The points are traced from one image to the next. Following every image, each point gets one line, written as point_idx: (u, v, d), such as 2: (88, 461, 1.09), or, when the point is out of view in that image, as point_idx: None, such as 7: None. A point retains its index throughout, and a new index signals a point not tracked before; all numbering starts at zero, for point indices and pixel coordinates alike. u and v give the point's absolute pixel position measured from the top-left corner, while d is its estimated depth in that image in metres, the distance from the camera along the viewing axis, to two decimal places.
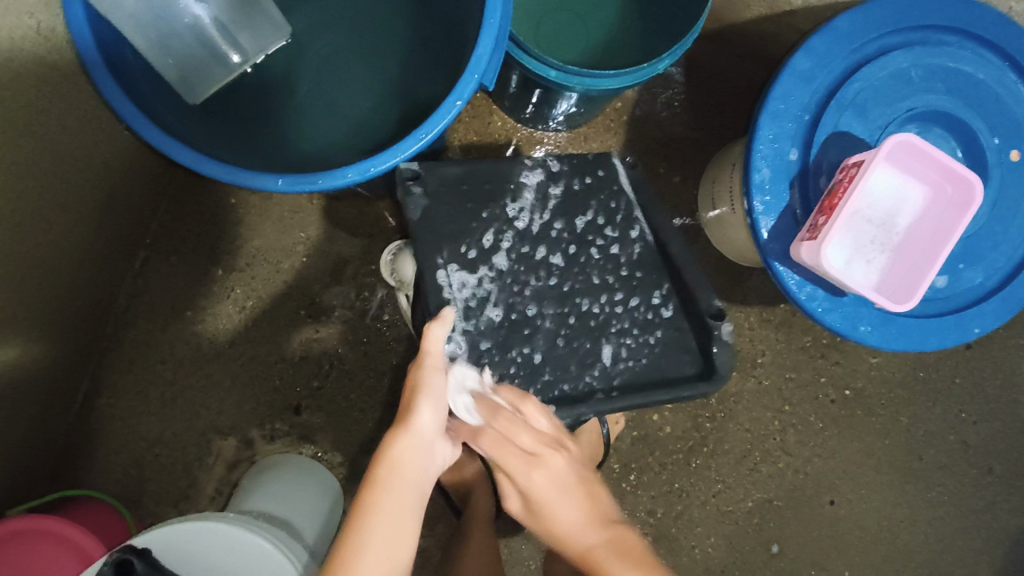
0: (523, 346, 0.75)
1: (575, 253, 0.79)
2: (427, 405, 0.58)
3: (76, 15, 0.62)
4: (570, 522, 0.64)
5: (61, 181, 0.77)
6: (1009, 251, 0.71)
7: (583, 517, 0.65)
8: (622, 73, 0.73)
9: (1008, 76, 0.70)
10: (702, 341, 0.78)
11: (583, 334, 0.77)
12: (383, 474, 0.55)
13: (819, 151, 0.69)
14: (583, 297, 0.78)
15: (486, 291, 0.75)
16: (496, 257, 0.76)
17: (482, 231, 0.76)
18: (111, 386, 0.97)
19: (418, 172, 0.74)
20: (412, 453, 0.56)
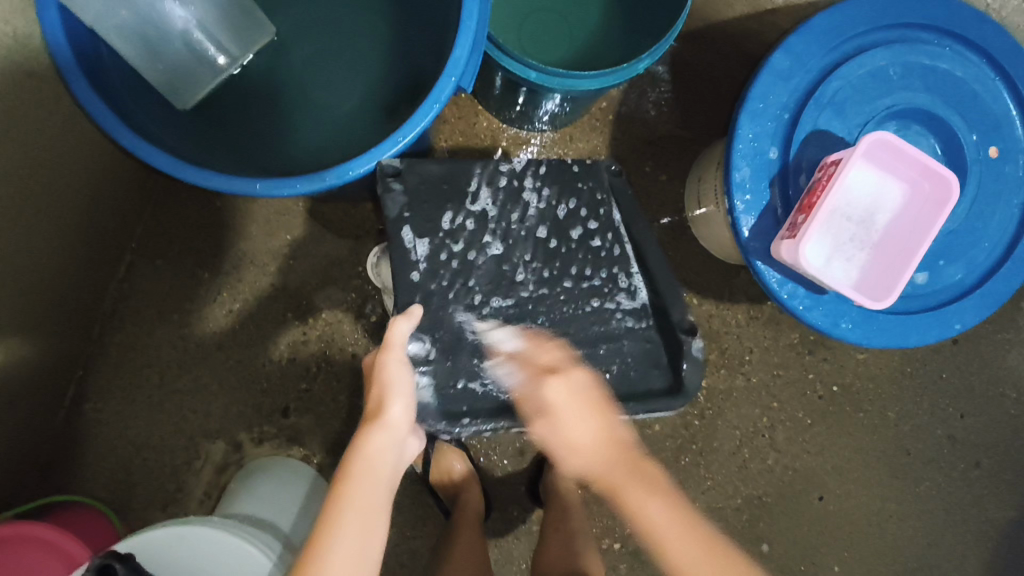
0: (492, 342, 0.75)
1: (556, 248, 0.79)
2: (396, 400, 0.65)
3: (51, 21, 0.62)
4: (594, 442, 0.71)
5: (42, 187, 0.77)
6: (989, 247, 0.72)
7: (606, 445, 0.70)
8: (602, 73, 0.73)
9: (986, 74, 0.70)
10: (672, 357, 0.77)
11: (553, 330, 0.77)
12: (359, 460, 0.62)
13: (798, 150, 0.69)
14: (556, 292, 0.78)
15: (461, 282, 0.76)
16: (474, 249, 0.77)
17: (462, 222, 0.77)
18: (98, 391, 0.97)
19: (399, 169, 0.74)
20: (383, 446, 0.63)
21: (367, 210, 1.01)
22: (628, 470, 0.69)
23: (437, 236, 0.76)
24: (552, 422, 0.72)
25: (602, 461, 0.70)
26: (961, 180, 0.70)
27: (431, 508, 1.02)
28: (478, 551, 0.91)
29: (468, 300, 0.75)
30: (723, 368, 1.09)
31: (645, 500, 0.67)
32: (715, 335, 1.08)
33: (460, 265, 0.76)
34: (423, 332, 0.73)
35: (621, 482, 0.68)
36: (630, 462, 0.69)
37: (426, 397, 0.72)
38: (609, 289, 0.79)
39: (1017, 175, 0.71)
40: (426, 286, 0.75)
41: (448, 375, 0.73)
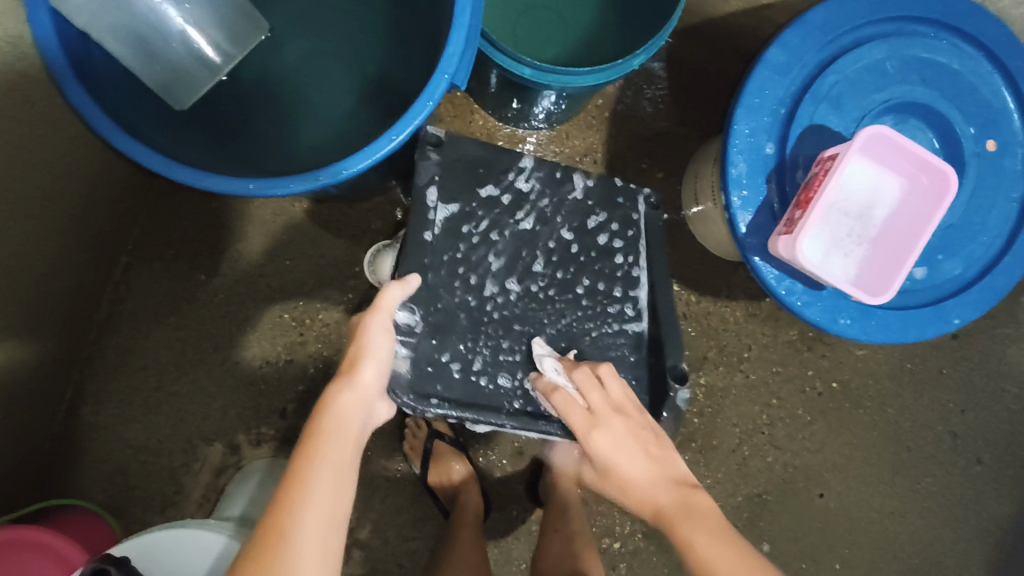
0: (487, 329, 0.74)
1: (575, 253, 0.78)
2: (370, 364, 0.58)
3: (41, 20, 0.61)
4: (645, 484, 0.60)
5: (34, 189, 0.76)
6: (988, 241, 0.71)
7: (655, 487, 0.60)
8: (597, 69, 0.72)
9: (984, 66, 0.70)
10: (655, 401, 0.76)
11: (551, 333, 0.76)
12: (327, 425, 0.53)
13: (795, 145, 0.69)
14: (562, 299, 0.77)
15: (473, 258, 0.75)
16: (494, 232, 0.76)
17: (491, 200, 0.76)
18: (95, 395, 0.96)
19: (442, 140, 0.75)
20: (354, 408, 0.55)
21: (363, 210, 1.01)
22: (683, 509, 0.58)
23: (460, 209, 0.75)
24: (611, 466, 0.62)
25: (655, 500, 0.60)
26: (959, 174, 0.70)
27: (430, 509, 1.02)
28: (477, 551, 0.90)
29: (479, 278, 0.75)
30: (722, 366, 1.08)
31: (707, 542, 0.55)
32: (714, 332, 1.08)
33: (479, 241, 0.75)
34: (414, 294, 0.71)
35: (673, 524, 0.58)
36: (681, 508, 0.58)
37: (398, 367, 0.69)
38: (613, 316, 0.78)
39: (1015, 169, 0.71)
40: (429, 253, 0.73)
41: (429, 347, 0.71)
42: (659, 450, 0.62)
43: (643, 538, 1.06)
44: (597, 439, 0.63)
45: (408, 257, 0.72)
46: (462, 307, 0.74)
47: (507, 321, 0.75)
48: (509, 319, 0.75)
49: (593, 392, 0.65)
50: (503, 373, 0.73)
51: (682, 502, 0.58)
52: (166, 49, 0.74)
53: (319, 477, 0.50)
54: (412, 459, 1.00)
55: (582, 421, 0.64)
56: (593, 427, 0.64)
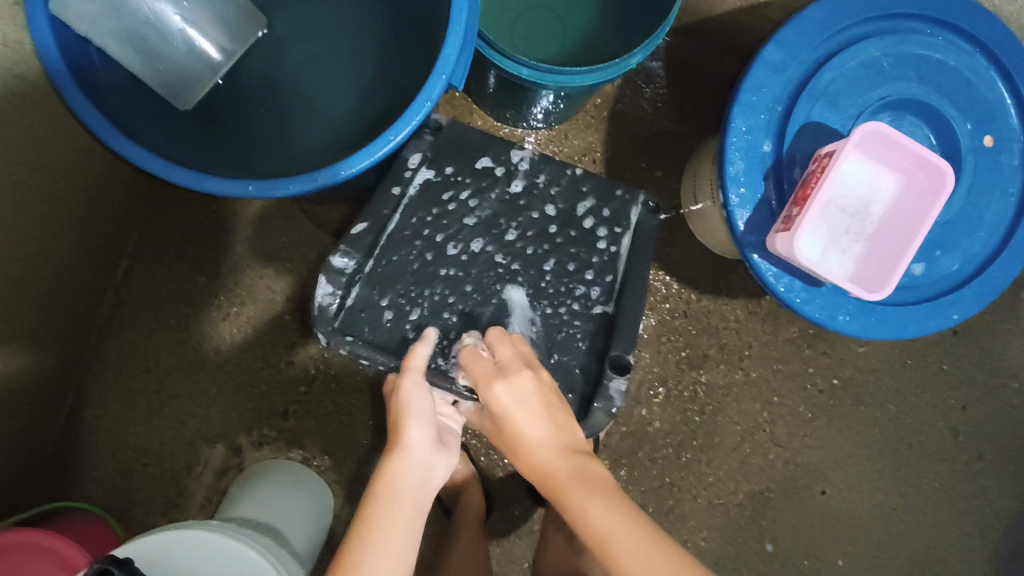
0: (437, 293, 0.75)
1: (550, 235, 0.78)
2: (412, 423, 0.59)
3: (41, 28, 0.62)
4: (539, 442, 0.61)
5: (35, 194, 0.77)
6: (985, 236, 0.72)
7: (549, 446, 0.61)
8: (595, 69, 0.73)
9: (979, 62, 0.70)
10: (590, 389, 0.73)
11: (498, 307, 0.75)
12: (382, 501, 0.54)
13: (792, 142, 0.69)
14: (521, 281, 0.76)
15: (438, 219, 0.76)
16: (468, 203, 0.77)
17: (475, 173, 0.78)
18: (97, 398, 0.97)
19: (440, 124, 0.78)
20: (405, 468, 0.56)
21: (363, 211, 1.01)
22: (571, 472, 0.60)
23: (445, 173, 0.77)
24: (505, 421, 0.62)
25: (546, 456, 0.61)
26: (956, 170, 0.70)
27: (433, 509, 1.02)
28: (480, 550, 0.90)
29: (444, 238, 0.76)
30: (722, 364, 1.08)
31: (595, 505, 0.57)
32: (713, 330, 1.08)
33: (453, 206, 0.77)
34: (371, 235, 0.74)
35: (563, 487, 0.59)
36: (571, 469, 0.60)
37: (345, 303, 0.72)
38: (571, 299, 0.76)
39: (1013, 164, 0.71)
40: (398, 205, 0.75)
41: (369, 290, 0.73)
42: (553, 409, 0.63)
43: None
44: (499, 393, 0.62)
45: (375, 202, 0.75)
46: (418, 260, 0.75)
47: (458, 288, 0.75)
48: (459, 285, 0.75)
49: (501, 347, 0.66)
50: (439, 336, 0.73)
51: (579, 467, 0.60)
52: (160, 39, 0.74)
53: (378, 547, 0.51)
54: None
55: (483, 373, 0.64)
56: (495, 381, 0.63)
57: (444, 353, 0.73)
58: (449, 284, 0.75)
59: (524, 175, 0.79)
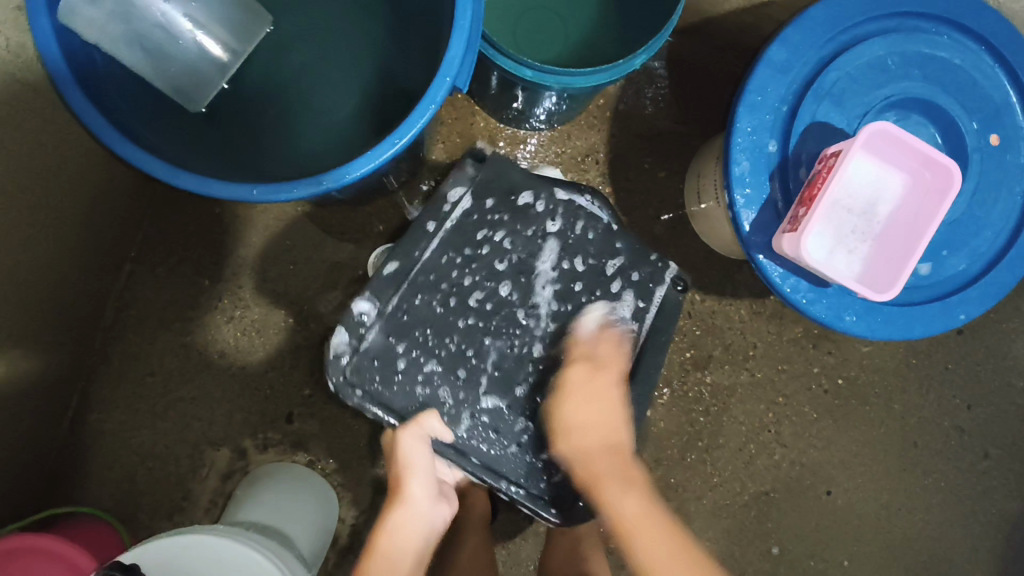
0: (457, 347, 0.73)
1: (578, 298, 0.76)
2: (414, 479, 0.69)
3: (44, 31, 0.62)
4: (582, 422, 0.70)
5: (39, 197, 0.77)
6: (992, 235, 0.71)
7: (595, 427, 0.70)
8: (599, 70, 0.73)
9: (985, 61, 0.70)
10: None
11: (516, 372, 0.74)
12: (389, 538, 0.67)
13: (798, 142, 0.69)
14: (538, 348, 0.75)
15: (470, 266, 0.75)
16: (502, 255, 0.76)
17: (513, 218, 0.76)
18: (102, 401, 0.97)
19: (485, 156, 0.77)
20: (405, 526, 0.68)
21: (366, 214, 1.01)
22: (613, 467, 0.69)
23: (486, 208, 0.76)
24: (564, 397, 0.72)
25: (590, 444, 0.70)
26: (963, 168, 0.70)
27: None
28: (486, 552, 0.90)
29: (472, 287, 0.75)
30: (727, 364, 1.08)
31: (624, 495, 0.67)
32: (717, 331, 1.08)
33: (485, 252, 0.75)
34: (397, 274, 0.73)
35: (601, 475, 0.68)
36: (612, 453, 0.70)
37: (362, 342, 0.72)
38: None
39: (1019, 162, 0.71)
40: (430, 244, 0.74)
41: (386, 336, 0.72)
42: (614, 403, 0.71)
43: None
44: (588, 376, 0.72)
45: (409, 234, 0.74)
46: (443, 307, 0.74)
47: (478, 344, 0.74)
48: (481, 339, 0.74)
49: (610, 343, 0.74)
50: (451, 394, 0.73)
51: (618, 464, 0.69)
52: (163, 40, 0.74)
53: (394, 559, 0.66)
54: None
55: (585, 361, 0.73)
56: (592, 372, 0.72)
57: (451, 410, 0.73)
58: (472, 338, 0.74)
59: (564, 231, 0.77)
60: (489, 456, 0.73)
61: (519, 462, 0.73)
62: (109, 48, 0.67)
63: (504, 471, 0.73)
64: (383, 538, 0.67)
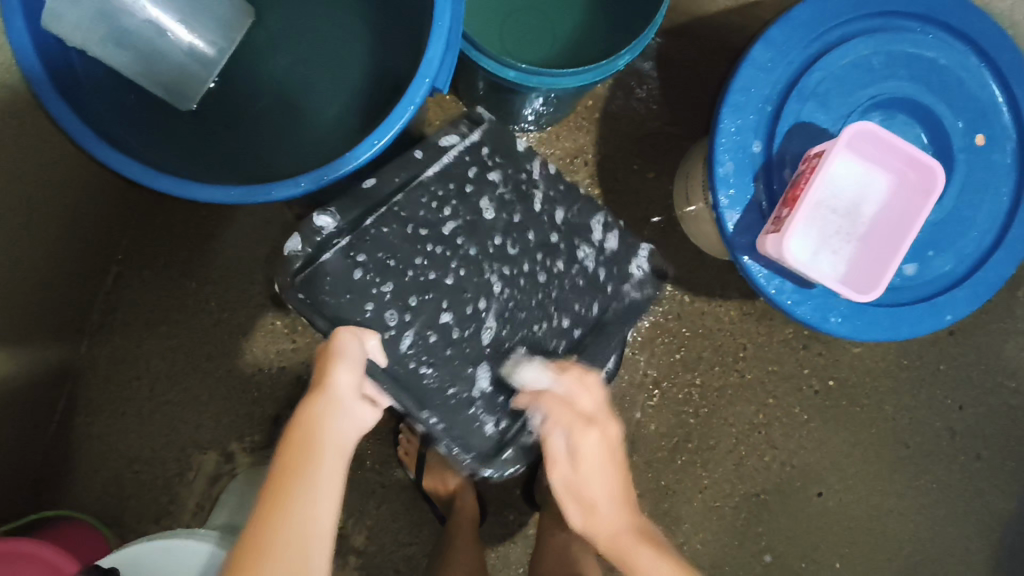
0: (417, 277, 0.73)
1: (546, 248, 0.77)
2: (343, 368, 0.62)
3: (20, 33, 0.61)
4: (607, 502, 0.69)
5: (22, 202, 0.76)
6: (978, 236, 0.71)
7: (619, 501, 0.69)
8: (582, 71, 0.72)
9: (970, 60, 0.70)
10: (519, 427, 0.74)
11: (471, 310, 0.74)
12: (312, 439, 0.58)
13: (782, 142, 0.68)
14: (497, 292, 0.75)
15: (450, 202, 0.74)
16: (486, 197, 0.76)
17: (497, 167, 0.77)
18: (88, 404, 0.96)
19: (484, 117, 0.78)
20: (328, 416, 0.59)
21: None
22: (638, 531, 0.68)
23: (481, 153, 0.76)
24: (580, 476, 0.68)
25: (612, 524, 0.68)
26: (948, 170, 0.69)
27: (426, 515, 1.01)
28: (473, 556, 0.90)
29: (448, 218, 0.74)
30: (717, 366, 1.08)
31: (656, 566, 0.66)
32: (706, 333, 1.07)
33: (466, 191, 0.75)
34: (374, 194, 0.72)
35: (629, 549, 0.67)
36: (629, 530, 0.68)
37: (321, 257, 0.69)
38: (537, 321, 0.76)
39: (1005, 163, 0.70)
40: (420, 173, 0.74)
41: (344, 255, 0.70)
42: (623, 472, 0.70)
43: None
44: (589, 444, 0.68)
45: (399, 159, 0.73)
46: (415, 231, 0.73)
47: (440, 277, 0.73)
48: (444, 271, 0.73)
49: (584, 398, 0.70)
50: (402, 319, 0.71)
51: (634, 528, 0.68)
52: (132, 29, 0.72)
53: (313, 479, 0.56)
54: (406, 464, 0.99)
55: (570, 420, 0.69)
56: (588, 431, 0.69)
57: (394, 331, 0.71)
58: (436, 271, 0.73)
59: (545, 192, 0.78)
60: (420, 386, 0.72)
61: (447, 401, 0.72)
62: (68, 35, 0.65)
63: (430, 410, 0.72)
64: (302, 434, 0.58)
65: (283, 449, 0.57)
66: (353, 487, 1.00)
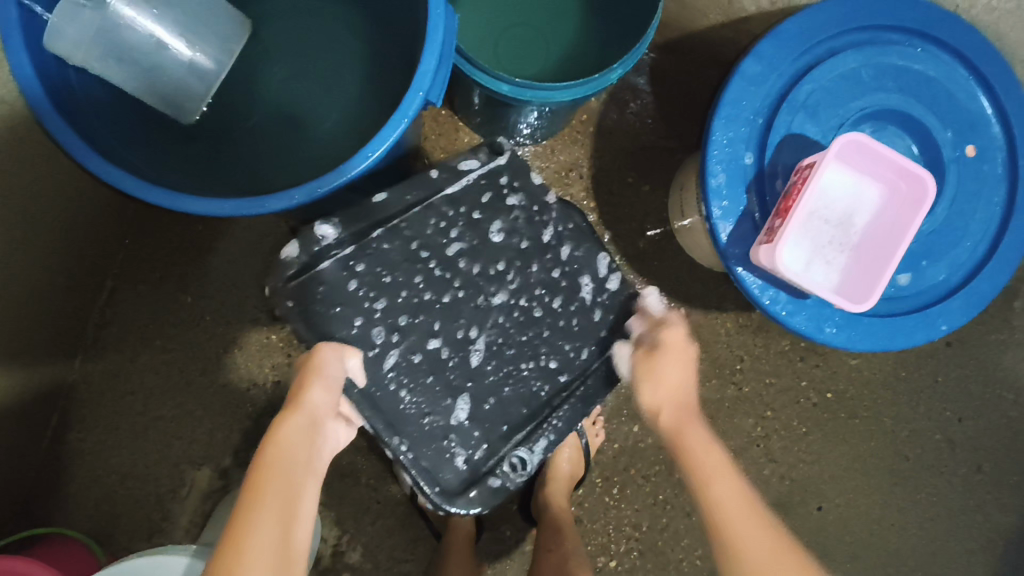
0: (414, 298, 0.73)
1: (547, 284, 0.76)
2: (321, 387, 0.63)
3: (18, 49, 0.61)
4: (680, 385, 0.71)
5: (18, 217, 0.76)
6: (971, 246, 0.71)
7: (688, 395, 0.71)
8: (574, 85, 0.73)
9: (959, 73, 0.70)
10: (484, 468, 0.71)
11: (461, 335, 0.73)
12: (291, 452, 0.57)
13: (773, 154, 0.69)
14: (490, 321, 0.74)
15: (456, 225, 0.74)
16: (497, 222, 0.75)
17: (512, 196, 0.76)
18: (81, 420, 0.96)
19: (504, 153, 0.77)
20: (301, 428, 0.60)
21: None
22: (709, 430, 0.69)
23: (500, 180, 0.76)
24: (664, 357, 0.71)
25: (677, 408, 0.70)
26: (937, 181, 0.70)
27: (422, 531, 1.00)
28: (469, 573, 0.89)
29: (453, 239, 0.74)
30: (714, 379, 1.07)
31: (725, 471, 0.65)
32: (703, 346, 1.07)
33: (475, 218, 0.75)
34: (381, 209, 0.73)
35: (690, 427, 0.68)
36: (706, 429, 0.69)
37: (320, 264, 0.70)
38: (527, 357, 0.75)
39: (996, 173, 0.71)
40: (432, 193, 0.74)
41: (339, 267, 0.70)
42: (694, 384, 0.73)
43: (639, 556, 1.05)
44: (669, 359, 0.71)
45: (413, 180, 0.74)
46: (417, 248, 0.73)
47: (434, 299, 0.73)
48: (438, 293, 0.73)
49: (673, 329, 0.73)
50: (391, 338, 0.71)
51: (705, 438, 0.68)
52: (131, 45, 0.70)
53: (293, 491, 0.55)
54: (401, 479, 0.98)
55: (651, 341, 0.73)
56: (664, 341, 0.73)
57: (379, 349, 0.71)
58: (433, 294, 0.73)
59: (559, 232, 0.77)
60: (396, 410, 0.71)
61: (421, 430, 0.71)
62: (64, 50, 0.64)
63: (403, 434, 0.70)
64: (281, 446, 0.57)
65: (259, 461, 0.56)
66: (348, 504, 0.99)
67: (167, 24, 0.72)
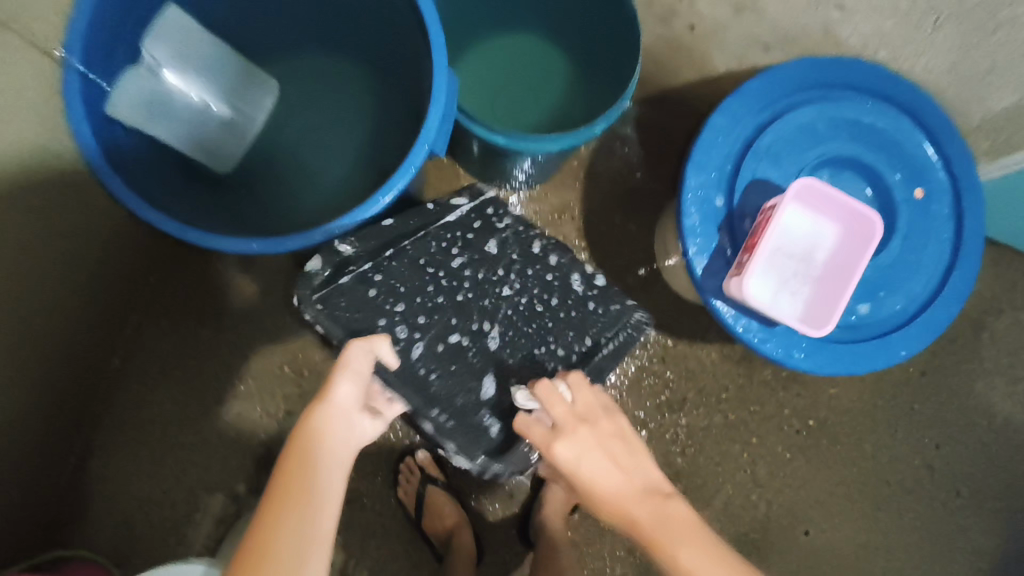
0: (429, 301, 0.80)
1: (545, 284, 0.84)
2: (346, 382, 0.61)
3: (76, 106, 0.67)
4: (617, 495, 0.61)
5: (60, 258, 0.84)
6: (924, 279, 0.78)
7: (632, 496, 0.60)
8: (563, 136, 0.81)
9: (907, 124, 0.78)
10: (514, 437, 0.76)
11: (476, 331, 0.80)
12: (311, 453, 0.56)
13: (741, 198, 0.77)
14: (501, 317, 0.81)
15: (457, 240, 0.83)
16: (492, 239, 0.84)
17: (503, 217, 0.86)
18: (103, 448, 1.02)
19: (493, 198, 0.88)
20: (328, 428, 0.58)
21: None
22: (666, 521, 0.59)
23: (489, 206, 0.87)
24: (581, 483, 0.62)
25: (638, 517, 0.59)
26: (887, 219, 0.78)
27: (424, 555, 1.04)
28: None
29: (456, 252, 0.82)
30: (702, 407, 1.13)
31: (697, 556, 0.57)
32: (690, 375, 1.13)
33: (474, 233, 0.84)
34: (389, 232, 0.80)
35: (662, 543, 0.58)
36: (659, 518, 0.59)
37: (340, 280, 0.77)
38: (539, 345, 0.81)
39: (944, 213, 0.79)
40: (434, 218, 0.83)
41: (358, 281, 0.77)
42: (625, 462, 0.63)
43: None
44: (567, 449, 0.62)
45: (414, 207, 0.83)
46: (425, 261, 0.81)
47: (450, 302, 0.81)
48: (451, 298, 0.81)
49: (558, 405, 0.65)
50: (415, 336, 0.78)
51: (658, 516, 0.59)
52: (178, 109, 0.80)
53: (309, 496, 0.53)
54: (405, 505, 1.03)
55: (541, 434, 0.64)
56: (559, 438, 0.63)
57: (405, 343, 0.77)
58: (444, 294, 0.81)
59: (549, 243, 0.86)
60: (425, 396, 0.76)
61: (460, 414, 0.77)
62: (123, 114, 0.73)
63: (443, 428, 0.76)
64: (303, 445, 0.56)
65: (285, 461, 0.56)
66: (354, 528, 1.04)
67: (210, 92, 0.83)
